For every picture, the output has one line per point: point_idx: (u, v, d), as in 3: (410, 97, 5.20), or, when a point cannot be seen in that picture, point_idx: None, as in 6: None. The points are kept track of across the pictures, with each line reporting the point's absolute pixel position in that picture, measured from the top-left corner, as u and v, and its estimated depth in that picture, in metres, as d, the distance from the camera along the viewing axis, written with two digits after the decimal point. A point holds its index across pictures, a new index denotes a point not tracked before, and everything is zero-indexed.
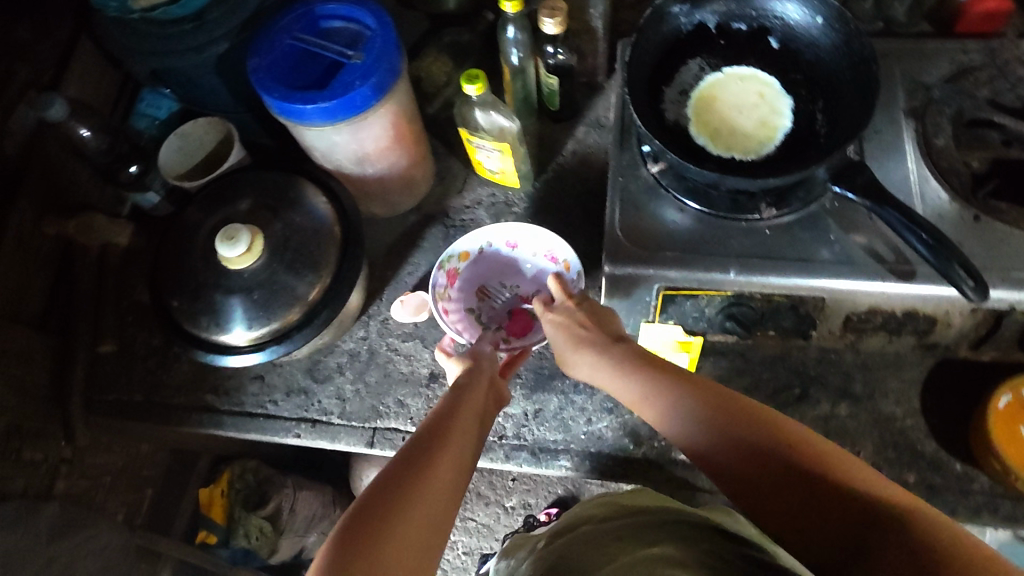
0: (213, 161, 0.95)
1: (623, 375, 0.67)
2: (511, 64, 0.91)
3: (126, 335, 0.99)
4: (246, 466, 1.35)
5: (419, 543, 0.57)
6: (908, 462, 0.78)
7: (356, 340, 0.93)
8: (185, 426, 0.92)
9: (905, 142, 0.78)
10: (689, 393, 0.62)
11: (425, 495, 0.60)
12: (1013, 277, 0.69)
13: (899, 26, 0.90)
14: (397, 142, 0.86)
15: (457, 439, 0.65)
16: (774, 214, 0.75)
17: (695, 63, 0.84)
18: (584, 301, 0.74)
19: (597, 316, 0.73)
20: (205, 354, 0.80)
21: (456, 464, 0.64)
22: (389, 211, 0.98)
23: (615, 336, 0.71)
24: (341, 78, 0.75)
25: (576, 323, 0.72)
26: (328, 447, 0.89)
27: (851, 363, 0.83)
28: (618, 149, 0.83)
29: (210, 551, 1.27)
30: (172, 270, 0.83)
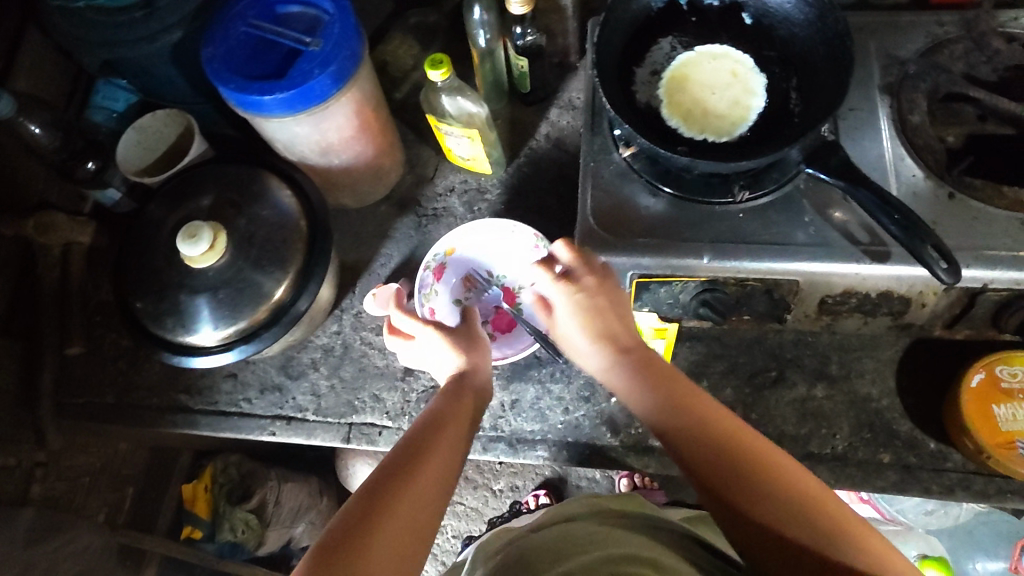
0: (174, 155, 0.91)
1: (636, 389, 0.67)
2: (479, 46, 0.89)
3: (94, 335, 0.97)
4: (229, 460, 1.34)
5: (396, 568, 0.55)
6: (884, 442, 0.78)
7: (329, 335, 0.91)
8: (158, 427, 0.90)
9: (880, 120, 0.77)
10: (688, 413, 0.64)
11: (401, 519, 0.57)
12: (986, 255, 0.69)
13: None
14: (362, 131, 0.83)
15: (440, 457, 0.62)
16: (748, 197, 0.74)
17: (667, 42, 0.81)
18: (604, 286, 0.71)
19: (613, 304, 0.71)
20: (173, 355, 0.78)
21: (439, 483, 0.61)
22: (358, 202, 0.96)
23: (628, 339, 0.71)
24: (299, 67, 0.72)
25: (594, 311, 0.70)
26: (304, 444, 0.87)
27: (827, 344, 0.83)
28: (588, 133, 0.81)
29: (195, 546, 1.27)
30: (133, 270, 0.81)
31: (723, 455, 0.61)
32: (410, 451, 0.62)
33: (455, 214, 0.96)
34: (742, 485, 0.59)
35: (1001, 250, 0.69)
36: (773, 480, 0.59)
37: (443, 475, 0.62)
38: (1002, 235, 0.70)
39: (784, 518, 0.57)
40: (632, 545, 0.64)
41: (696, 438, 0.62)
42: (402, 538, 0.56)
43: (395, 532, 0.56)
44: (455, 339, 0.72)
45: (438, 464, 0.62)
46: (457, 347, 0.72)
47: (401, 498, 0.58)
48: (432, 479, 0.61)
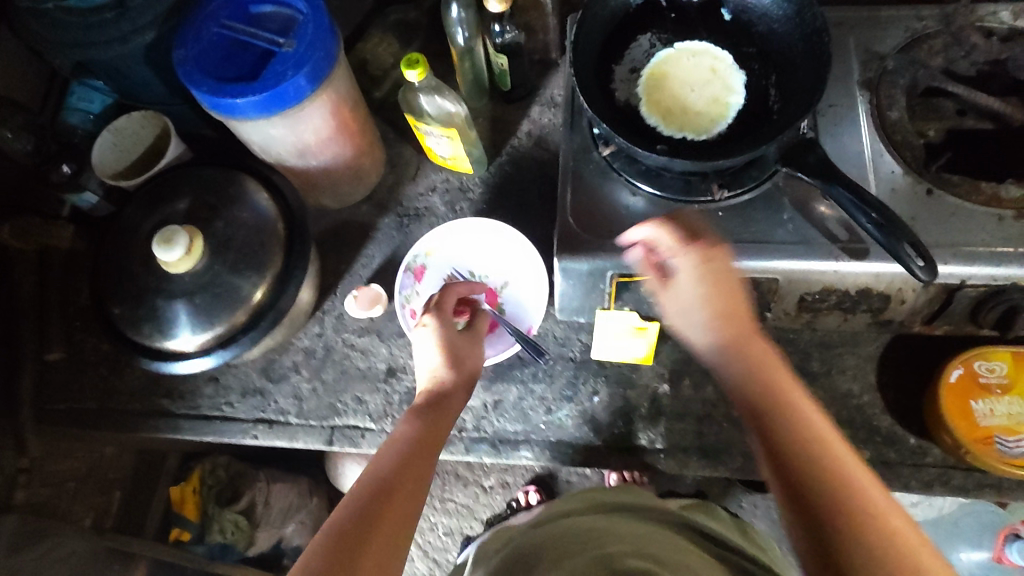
0: (152, 157, 0.91)
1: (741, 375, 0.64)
2: (458, 45, 0.88)
3: (74, 341, 0.96)
4: (218, 461, 1.34)
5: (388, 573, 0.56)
6: (865, 438, 0.78)
7: (311, 337, 0.91)
8: (140, 432, 0.90)
9: (859, 116, 0.77)
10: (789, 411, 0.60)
11: (366, 564, 0.55)
12: (964, 252, 0.69)
13: None
14: (340, 132, 0.82)
15: (406, 492, 0.61)
16: (728, 195, 0.73)
17: (645, 39, 0.81)
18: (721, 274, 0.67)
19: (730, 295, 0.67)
20: (151, 362, 0.77)
21: (404, 523, 0.59)
22: (339, 202, 0.95)
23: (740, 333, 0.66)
24: (272, 68, 0.71)
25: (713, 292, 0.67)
26: (286, 447, 0.87)
27: (809, 341, 0.83)
28: (568, 132, 0.80)
29: (185, 548, 1.25)
30: (110, 275, 0.80)
31: (807, 455, 0.58)
32: (378, 488, 0.60)
33: (437, 214, 0.95)
34: (815, 488, 0.56)
35: (978, 247, 0.69)
36: (855, 493, 0.55)
37: (408, 513, 0.60)
38: (979, 231, 0.70)
39: (862, 531, 0.53)
40: (633, 543, 0.68)
41: (782, 430, 0.59)
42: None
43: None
44: (451, 348, 0.72)
45: (404, 502, 0.60)
46: (449, 359, 0.71)
47: (366, 541, 0.56)
48: (397, 518, 0.59)
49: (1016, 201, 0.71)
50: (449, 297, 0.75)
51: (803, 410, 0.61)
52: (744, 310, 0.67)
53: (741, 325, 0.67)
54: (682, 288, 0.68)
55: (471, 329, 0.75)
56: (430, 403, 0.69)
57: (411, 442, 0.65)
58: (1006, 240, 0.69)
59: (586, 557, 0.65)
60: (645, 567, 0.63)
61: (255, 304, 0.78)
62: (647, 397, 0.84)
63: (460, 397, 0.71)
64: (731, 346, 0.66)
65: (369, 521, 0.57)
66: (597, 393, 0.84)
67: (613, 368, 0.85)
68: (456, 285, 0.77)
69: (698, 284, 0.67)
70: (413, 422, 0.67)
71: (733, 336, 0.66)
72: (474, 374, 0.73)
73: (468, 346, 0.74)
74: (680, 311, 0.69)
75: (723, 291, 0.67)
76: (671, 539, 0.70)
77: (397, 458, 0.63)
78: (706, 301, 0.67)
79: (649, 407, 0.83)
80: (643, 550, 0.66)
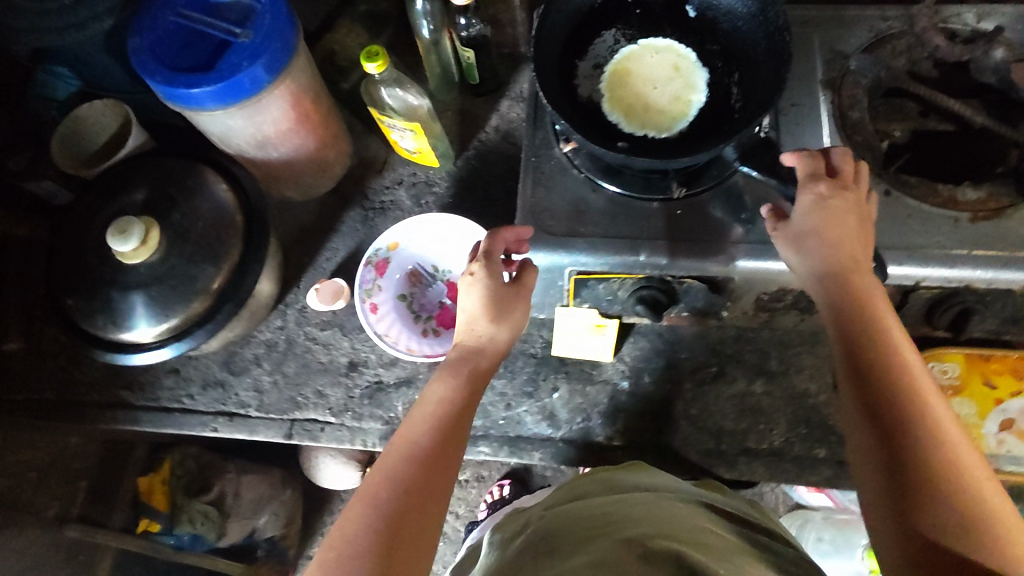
0: (113, 148, 0.88)
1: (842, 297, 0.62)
2: (423, 37, 0.87)
3: (34, 331, 0.95)
4: (187, 452, 1.33)
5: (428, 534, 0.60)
6: (820, 437, 0.79)
7: (273, 330, 0.90)
8: (98, 424, 0.89)
9: (822, 115, 0.76)
10: (875, 338, 0.60)
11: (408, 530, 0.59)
12: (920, 253, 0.69)
13: None
14: (301, 123, 0.81)
15: (443, 462, 0.64)
16: (685, 193, 0.73)
17: (610, 34, 0.80)
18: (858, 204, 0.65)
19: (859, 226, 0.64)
20: (108, 354, 0.76)
21: (441, 492, 0.62)
22: (304, 195, 0.95)
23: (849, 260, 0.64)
24: (227, 59, 0.69)
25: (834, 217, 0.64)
26: (246, 440, 0.87)
27: (768, 340, 0.83)
28: (531, 127, 0.80)
29: (154, 539, 1.25)
30: (64, 266, 0.79)
31: (897, 393, 0.57)
32: (418, 455, 0.63)
33: (403, 208, 0.95)
34: (903, 426, 0.56)
35: (933, 248, 0.69)
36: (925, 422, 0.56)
37: (448, 476, 0.64)
38: (936, 232, 0.70)
39: (924, 457, 0.54)
40: (647, 522, 0.58)
41: (873, 363, 0.59)
42: (416, 547, 0.58)
43: (411, 538, 0.58)
44: (496, 302, 0.71)
45: (443, 467, 0.63)
46: (492, 315, 0.71)
47: (413, 505, 0.60)
48: (438, 482, 0.63)
49: (973, 203, 0.71)
50: (498, 244, 0.71)
51: (900, 348, 0.60)
52: (859, 245, 0.64)
53: (854, 260, 0.63)
54: (798, 222, 0.65)
55: (519, 283, 0.72)
56: (466, 364, 0.71)
57: (448, 406, 0.68)
58: (961, 242, 0.69)
59: (605, 543, 0.56)
60: (680, 548, 0.53)
61: (212, 296, 0.77)
62: (606, 393, 0.84)
63: (501, 348, 0.73)
64: (830, 279, 0.63)
65: (413, 487, 0.61)
66: (556, 388, 0.85)
67: (573, 364, 0.85)
68: (505, 231, 0.71)
69: (818, 214, 0.64)
70: (448, 382, 0.70)
71: (839, 269, 0.63)
72: (518, 327, 0.73)
73: (515, 302, 0.72)
74: (786, 248, 0.65)
75: (840, 225, 0.63)
76: (699, 520, 0.60)
77: (434, 424, 0.66)
78: (817, 233, 0.64)
79: (608, 404, 0.83)
80: (674, 532, 0.56)
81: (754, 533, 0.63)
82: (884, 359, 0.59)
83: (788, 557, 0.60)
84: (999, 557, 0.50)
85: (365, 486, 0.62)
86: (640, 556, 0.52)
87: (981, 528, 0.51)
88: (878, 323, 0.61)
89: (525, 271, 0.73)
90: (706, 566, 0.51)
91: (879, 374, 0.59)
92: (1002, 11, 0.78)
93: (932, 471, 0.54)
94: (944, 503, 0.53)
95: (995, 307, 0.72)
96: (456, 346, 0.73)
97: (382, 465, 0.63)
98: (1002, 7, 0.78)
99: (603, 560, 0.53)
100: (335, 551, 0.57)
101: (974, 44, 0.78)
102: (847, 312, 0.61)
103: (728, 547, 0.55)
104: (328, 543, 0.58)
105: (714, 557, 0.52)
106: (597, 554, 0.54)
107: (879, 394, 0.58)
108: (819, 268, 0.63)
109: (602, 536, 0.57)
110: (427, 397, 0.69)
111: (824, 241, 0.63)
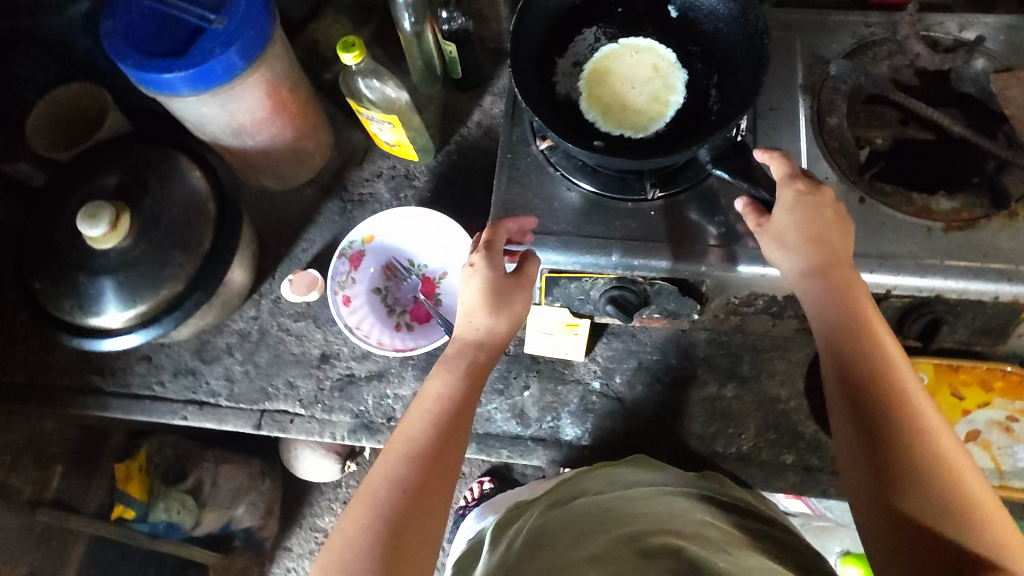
0: (89, 131, 0.87)
1: (827, 293, 0.62)
2: (405, 30, 0.86)
3: (7, 314, 0.95)
4: (164, 440, 1.31)
5: (427, 525, 0.58)
6: (788, 443, 0.79)
7: (246, 320, 0.90)
8: (68, 408, 0.89)
9: (799, 120, 0.76)
10: (858, 333, 0.60)
11: (406, 525, 0.57)
12: (892, 261, 0.68)
13: None
14: (277, 113, 0.80)
15: (441, 451, 0.61)
16: (659, 195, 0.72)
17: (590, 33, 0.80)
18: (833, 204, 0.64)
19: (835, 221, 0.63)
20: (76, 339, 0.76)
21: (440, 483, 0.60)
22: (283, 185, 0.95)
23: (834, 254, 0.62)
24: (200, 45, 0.69)
25: (813, 216, 0.63)
26: (215, 429, 0.87)
27: (741, 345, 0.83)
28: (508, 123, 0.79)
29: (127, 526, 1.20)
30: (34, 249, 0.78)
31: (879, 385, 0.58)
32: (417, 453, 0.60)
33: (381, 200, 0.95)
34: (886, 417, 0.56)
35: (905, 257, 0.69)
36: (909, 417, 0.56)
37: (450, 473, 0.61)
38: (908, 241, 0.69)
39: (907, 454, 0.55)
40: (645, 518, 0.60)
41: (855, 357, 0.59)
42: (418, 549, 0.56)
43: (414, 540, 0.56)
44: (496, 292, 0.68)
45: (444, 463, 0.61)
46: (490, 306, 0.68)
47: (414, 504, 0.58)
48: (440, 480, 0.60)
49: (947, 213, 0.70)
50: (501, 235, 0.69)
51: (883, 339, 0.60)
52: (838, 239, 0.63)
53: (834, 254, 0.63)
54: (777, 220, 0.64)
55: (520, 273, 0.69)
56: (465, 357, 0.68)
57: (448, 401, 0.65)
58: (935, 252, 0.68)
59: (607, 538, 0.57)
60: (680, 546, 0.55)
61: (182, 284, 0.77)
62: (577, 393, 0.84)
63: (501, 340, 0.70)
64: (814, 274, 0.62)
65: (413, 487, 0.58)
66: (527, 386, 0.85)
67: (545, 362, 0.86)
68: (506, 220, 0.70)
69: (795, 211, 0.63)
70: (446, 376, 0.66)
71: (822, 264, 0.62)
72: (518, 319, 0.70)
73: (514, 293, 0.69)
74: (768, 245, 0.64)
75: (817, 221, 0.63)
76: (696, 514, 0.61)
77: (433, 418, 0.63)
78: (798, 230, 0.62)
79: (578, 403, 0.84)
80: (672, 529, 0.58)
81: (751, 515, 0.65)
82: (867, 351, 0.59)
83: (788, 542, 0.61)
84: (988, 540, 0.51)
85: (364, 487, 0.59)
86: (638, 552, 0.54)
87: (969, 520, 0.51)
88: (859, 313, 0.61)
89: (527, 261, 0.70)
90: (707, 562, 0.52)
91: (861, 368, 0.59)
92: (984, 22, 0.78)
93: (917, 460, 0.54)
94: (932, 499, 0.53)
95: (965, 318, 0.72)
96: (456, 341, 0.70)
97: (380, 464, 0.60)
98: (983, 18, 0.78)
99: (606, 557, 0.54)
100: (336, 556, 0.54)
101: (955, 53, 0.77)
102: (833, 306, 0.61)
103: (727, 540, 0.57)
104: (329, 546, 0.56)
105: (714, 551, 0.54)
106: (600, 549, 0.55)
107: (862, 391, 0.58)
108: (802, 263, 0.63)
109: (604, 532, 0.58)
110: (425, 392, 0.66)
111: (805, 237, 0.62)
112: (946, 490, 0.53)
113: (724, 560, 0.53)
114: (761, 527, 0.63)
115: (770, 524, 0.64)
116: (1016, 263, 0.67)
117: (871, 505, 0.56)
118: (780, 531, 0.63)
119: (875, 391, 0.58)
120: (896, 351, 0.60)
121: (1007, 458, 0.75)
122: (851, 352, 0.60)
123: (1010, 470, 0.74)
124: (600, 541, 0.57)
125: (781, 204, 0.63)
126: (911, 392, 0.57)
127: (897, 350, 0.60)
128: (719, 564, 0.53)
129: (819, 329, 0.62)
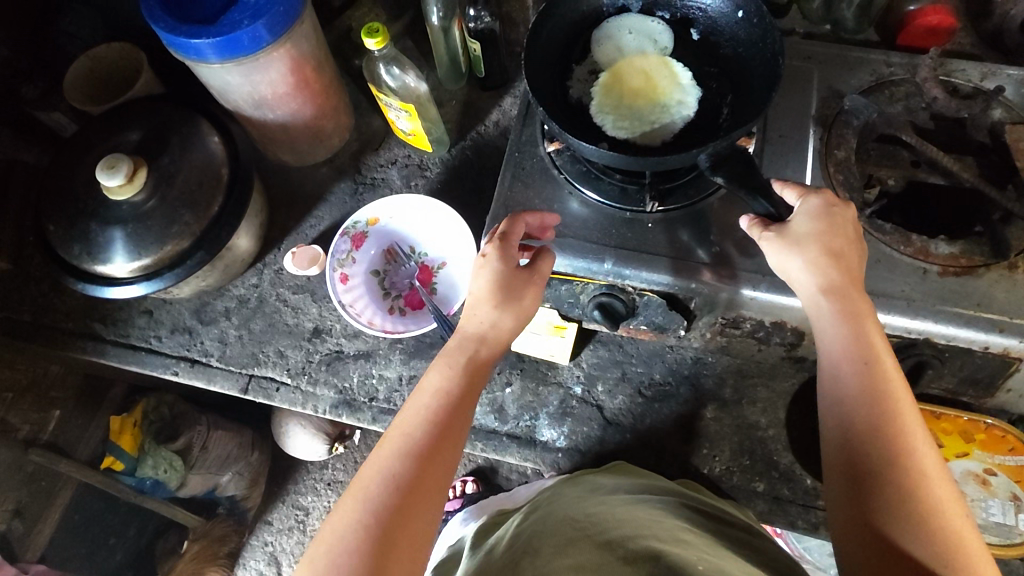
0: (120, 90, 0.92)
1: (841, 318, 0.60)
2: (433, 24, 0.88)
3: (22, 255, 1.00)
4: (163, 399, 1.24)
5: (422, 515, 0.57)
6: (761, 471, 0.79)
7: (247, 286, 0.93)
8: (67, 350, 0.92)
9: (808, 150, 0.76)
10: (865, 367, 0.59)
11: (398, 517, 0.56)
12: (884, 299, 0.68)
13: (845, 32, 0.85)
14: (299, 90, 0.83)
15: (438, 443, 0.60)
16: (658, 209, 0.73)
17: (610, 42, 0.80)
18: (851, 223, 0.63)
19: (851, 241, 0.62)
20: (81, 283, 0.79)
21: (437, 477, 0.59)
22: (299, 161, 0.98)
23: (851, 278, 0.61)
24: (230, 16, 0.72)
25: (834, 236, 0.61)
26: (202, 387, 0.90)
27: (726, 368, 0.84)
28: (520, 124, 0.81)
29: (114, 478, 1.16)
30: (52, 193, 0.82)
31: (878, 434, 0.57)
32: (412, 447, 0.59)
33: (392, 186, 0.97)
34: (880, 469, 0.56)
35: (895, 295, 0.68)
36: (905, 460, 0.55)
37: (446, 468, 0.60)
38: (902, 281, 0.69)
39: (899, 496, 0.54)
40: (634, 523, 0.57)
41: (857, 399, 0.58)
42: (411, 545, 0.56)
43: (405, 537, 0.56)
44: (506, 282, 0.65)
45: (439, 459, 0.60)
46: (496, 299, 0.65)
47: (406, 500, 0.57)
48: (435, 477, 0.59)
49: (945, 257, 0.69)
50: (518, 227, 0.67)
51: (890, 384, 0.58)
52: (854, 256, 0.62)
53: (848, 275, 0.61)
54: (797, 225, 0.62)
55: (532, 268, 0.67)
56: (465, 354, 0.65)
57: (445, 396, 0.63)
58: (928, 295, 0.68)
59: (589, 543, 0.55)
60: (659, 547, 0.53)
61: (186, 242, 0.80)
62: (557, 396, 0.85)
63: (504, 337, 0.67)
64: (831, 293, 0.61)
65: (406, 481, 0.58)
66: (509, 383, 0.86)
67: (530, 361, 0.87)
68: (526, 214, 0.69)
69: (815, 224, 0.62)
70: (444, 370, 0.64)
71: (839, 282, 0.61)
72: (525, 316, 0.67)
73: (525, 287, 0.66)
74: (783, 254, 0.62)
75: (837, 235, 0.61)
76: (674, 519, 0.60)
77: (431, 412, 0.62)
78: (818, 240, 0.61)
79: (557, 405, 0.84)
80: (651, 531, 0.56)
81: (721, 523, 0.63)
82: (869, 397, 0.58)
83: (764, 552, 0.60)
84: None
85: (356, 481, 0.58)
86: (622, 558, 0.52)
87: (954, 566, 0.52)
88: (868, 347, 0.59)
89: (542, 256, 0.67)
90: (686, 563, 0.51)
91: (858, 417, 0.58)
92: (1006, 74, 0.78)
93: (905, 508, 0.54)
94: (919, 541, 0.53)
95: (953, 365, 0.71)
96: (459, 328, 0.67)
97: (373, 458, 0.60)
98: (1006, 70, 0.78)
99: (590, 563, 0.52)
100: (325, 552, 0.54)
101: (974, 100, 0.77)
102: (839, 346, 0.60)
103: (706, 547, 0.56)
104: (319, 541, 0.56)
105: (692, 554, 0.53)
106: (585, 555, 0.53)
107: (860, 426, 0.58)
108: (822, 281, 0.61)
109: (584, 536, 0.56)
110: (424, 385, 0.64)
111: (825, 249, 0.61)
112: (938, 533, 0.53)
113: (702, 562, 0.52)
114: (744, 539, 0.61)
115: (756, 539, 0.63)
116: (1010, 315, 0.66)
117: (859, 541, 0.56)
118: (759, 541, 0.62)
119: (870, 434, 0.57)
120: (901, 390, 0.59)
121: (978, 511, 0.73)
122: (855, 384, 0.59)
123: (981, 523, 0.72)
124: (579, 547, 0.54)
125: (799, 217, 0.63)
126: (907, 437, 0.56)
127: (902, 392, 0.58)
128: (697, 565, 0.51)
129: (826, 365, 0.61)
